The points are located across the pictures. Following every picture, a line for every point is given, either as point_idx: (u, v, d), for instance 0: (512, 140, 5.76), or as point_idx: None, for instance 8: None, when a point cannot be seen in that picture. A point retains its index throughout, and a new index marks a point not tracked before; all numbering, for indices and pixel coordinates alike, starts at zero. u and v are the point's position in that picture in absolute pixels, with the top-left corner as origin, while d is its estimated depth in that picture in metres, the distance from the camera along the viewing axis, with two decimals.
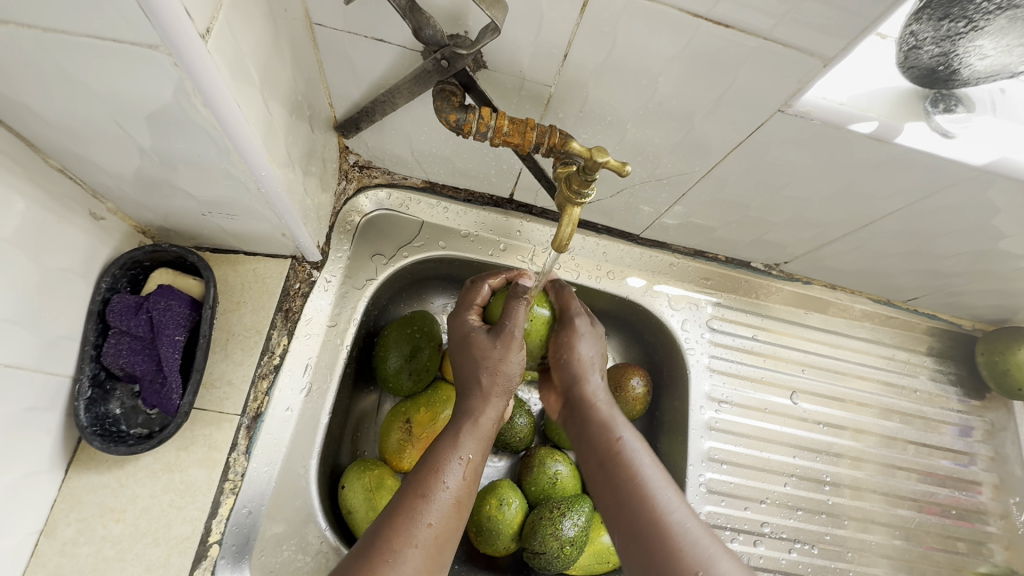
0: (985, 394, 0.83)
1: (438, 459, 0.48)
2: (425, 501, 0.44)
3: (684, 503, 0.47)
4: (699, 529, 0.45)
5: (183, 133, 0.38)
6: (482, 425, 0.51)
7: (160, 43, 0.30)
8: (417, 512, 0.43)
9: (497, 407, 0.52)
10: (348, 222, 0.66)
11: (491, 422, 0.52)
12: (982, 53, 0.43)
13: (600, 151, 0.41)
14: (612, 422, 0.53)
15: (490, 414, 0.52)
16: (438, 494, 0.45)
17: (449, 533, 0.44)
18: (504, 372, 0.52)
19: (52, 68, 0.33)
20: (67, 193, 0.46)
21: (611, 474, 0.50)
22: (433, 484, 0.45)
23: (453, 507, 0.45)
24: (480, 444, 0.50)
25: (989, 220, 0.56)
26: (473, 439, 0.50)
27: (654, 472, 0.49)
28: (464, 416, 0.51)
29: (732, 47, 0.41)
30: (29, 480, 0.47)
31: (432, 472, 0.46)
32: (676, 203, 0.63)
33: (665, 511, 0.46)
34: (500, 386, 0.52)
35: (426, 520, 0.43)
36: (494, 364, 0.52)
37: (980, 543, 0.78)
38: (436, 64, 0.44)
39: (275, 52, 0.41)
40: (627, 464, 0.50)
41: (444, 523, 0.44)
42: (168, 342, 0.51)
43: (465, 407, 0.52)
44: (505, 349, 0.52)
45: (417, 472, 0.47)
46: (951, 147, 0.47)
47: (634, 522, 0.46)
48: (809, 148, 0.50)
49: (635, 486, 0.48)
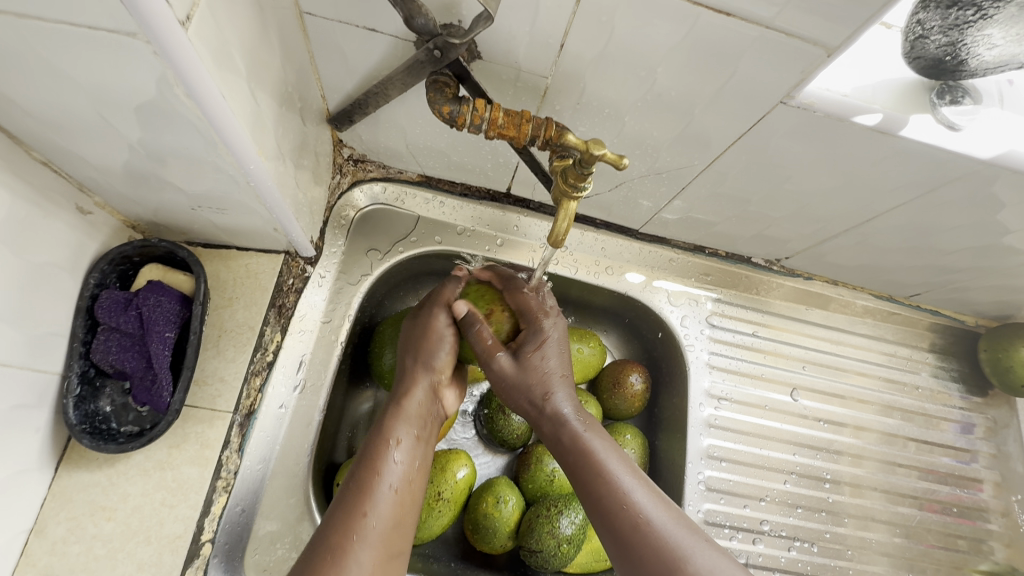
0: (987, 391, 0.82)
1: (373, 451, 0.45)
2: (365, 495, 0.42)
3: (660, 499, 0.44)
4: (676, 526, 0.42)
5: (167, 125, 0.37)
6: (408, 407, 0.49)
7: (138, 30, 0.29)
8: (356, 505, 0.42)
9: (425, 386, 0.51)
10: (343, 217, 0.65)
11: (422, 402, 0.50)
12: (991, 42, 0.42)
13: (598, 143, 0.41)
14: (577, 420, 0.49)
15: (419, 394, 0.51)
16: (377, 488, 0.43)
17: (395, 524, 0.42)
18: (432, 352, 0.52)
19: (30, 58, 0.32)
20: (53, 187, 0.45)
21: (578, 474, 0.46)
22: (372, 478, 0.43)
23: (395, 498, 0.43)
24: (414, 427, 0.48)
25: (994, 215, 0.55)
26: (403, 422, 0.48)
27: (619, 464, 0.46)
28: (395, 401, 0.50)
29: (733, 36, 0.40)
30: (17, 478, 0.46)
31: (369, 465, 0.44)
32: (676, 198, 0.62)
33: (636, 512, 0.42)
34: (427, 364, 0.52)
35: (365, 511, 0.41)
36: (422, 344, 0.52)
37: (980, 541, 0.77)
38: (428, 54, 0.43)
39: (263, 42, 0.40)
40: (594, 462, 0.46)
41: (389, 515, 0.42)
42: (158, 339, 0.50)
43: (397, 390, 0.51)
44: (426, 325, 0.53)
45: (355, 469, 0.45)
46: (957, 140, 0.46)
47: (606, 526, 0.43)
48: (811, 141, 0.49)
49: (603, 486, 0.44)
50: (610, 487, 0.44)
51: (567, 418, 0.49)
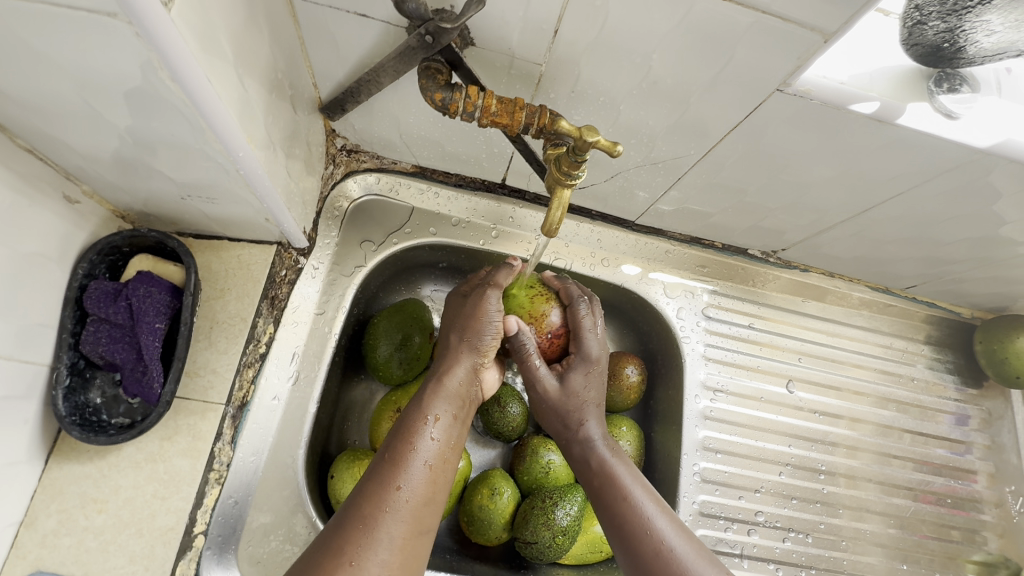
0: (982, 382, 0.82)
1: (411, 423, 0.45)
2: (398, 467, 0.42)
3: (680, 526, 0.47)
4: (694, 552, 0.45)
5: (154, 112, 0.37)
6: (450, 385, 0.49)
7: (119, 11, 0.29)
8: (388, 476, 0.41)
9: (465, 366, 0.51)
10: (337, 207, 0.64)
11: (462, 383, 0.50)
12: (990, 28, 0.41)
13: (590, 130, 0.40)
14: (607, 449, 0.53)
15: (460, 372, 0.50)
16: (411, 459, 0.43)
17: (426, 499, 0.42)
18: (476, 329, 0.52)
19: (15, 43, 0.32)
20: (39, 175, 0.44)
21: (603, 499, 0.50)
22: (406, 450, 0.43)
23: (428, 473, 0.43)
24: (453, 407, 0.48)
25: (991, 206, 0.55)
26: (443, 400, 0.48)
27: (644, 492, 0.49)
28: (435, 376, 0.50)
29: (729, 22, 0.40)
30: (6, 470, 0.45)
31: (404, 436, 0.44)
32: (672, 188, 0.61)
33: (656, 537, 0.45)
34: (473, 345, 0.52)
35: (398, 483, 0.41)
36: (470, 324, 0.52)
37: (974, 532, 0.77)
38: (420, 39, 0.42)
39: (250, 27, 0.39)
40: (619, 489, 0.50)
41: (420, 490, 0.42)
42: (148, 330, 0.50)
43: (439, 366, 0.51)
44: (476, 305, 0.52)
45: (390, 440, 0.44)
46: (954, 128, 0.46)
47: (629, 546, 0.46)
48: (808, 130, 0.48)
49: (626, 510, 0.48)
50: (633, 513, 0.48)
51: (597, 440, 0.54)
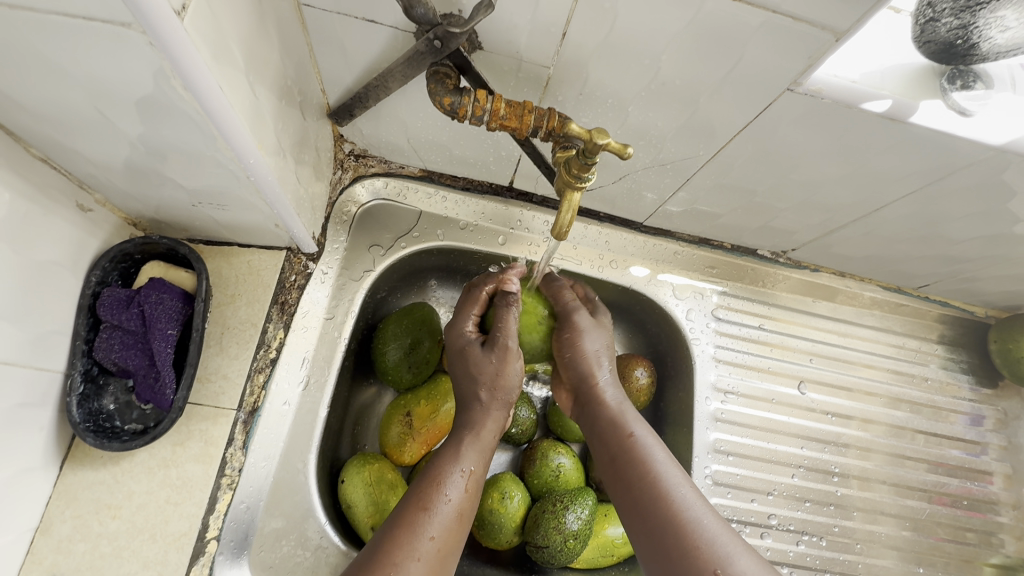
0: (998, 382, 0.81)
1: (441, 471, 0.47)
2: (430, 513, 0.44)
3: (704, 500, 0.45)
4: (717, 524, 0.43)
5: (167, 120, 0.37)
6: (484, 438, 0.51)
7: (132, 20, 0.29)
8: (420, 523, 0.43)
9: (496, 421, 0.52)
10: (344, 212, 0.64)
11: (493, 435, 0.52)
12: (1004, 24, 0.40)
13: (601, 133, 0.40)
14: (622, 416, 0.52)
15: (490, 425, 0.52)
16: (441, 505, 0.44)
17: (450, 545, 0.44)
18: (503, 384, 0.52)
19: (30, 53, 0.32)
20: (53, 184, 0.45)
21: (624, 467, 0.48)
22: (436, 496, 0.45)
23: (456, 520, 0.45)
24: (480, 455, 0.49)
25: (1005, 204, 0.54)
26: (474, 449, 0.49)
27: (664, 458, 0.48)
28: (466, 428, 0.51)
29: (739, 21, 0.39)
30: (22, 476, 0.46)
31: (435, 483, 0.46)
32: (681, 189, 0.61)
33: (680, 502, 0.44)
34: (501, 399, 0.52)
35: (430, 532, 0.43)
36: (490, 378, 0.52)
37: (991, 534, 0.76)
38: (429, 45, 0.42)
39: (261, 34, 0.40)
40: (641, 459, 0.48)
41: (446, 535, 0.44)
42: (160, 336, 0.50)
43: (467, 419, 0.52)
44: (501, 362, 0.52)
45: (419, 484, 0.46)
46: (967, 125, 0.45)
47: (650, 517, 0.44)
48: (818, 128, 0.48)
49: (648, 476, 0.46)
50: (656, 483, 0.46)
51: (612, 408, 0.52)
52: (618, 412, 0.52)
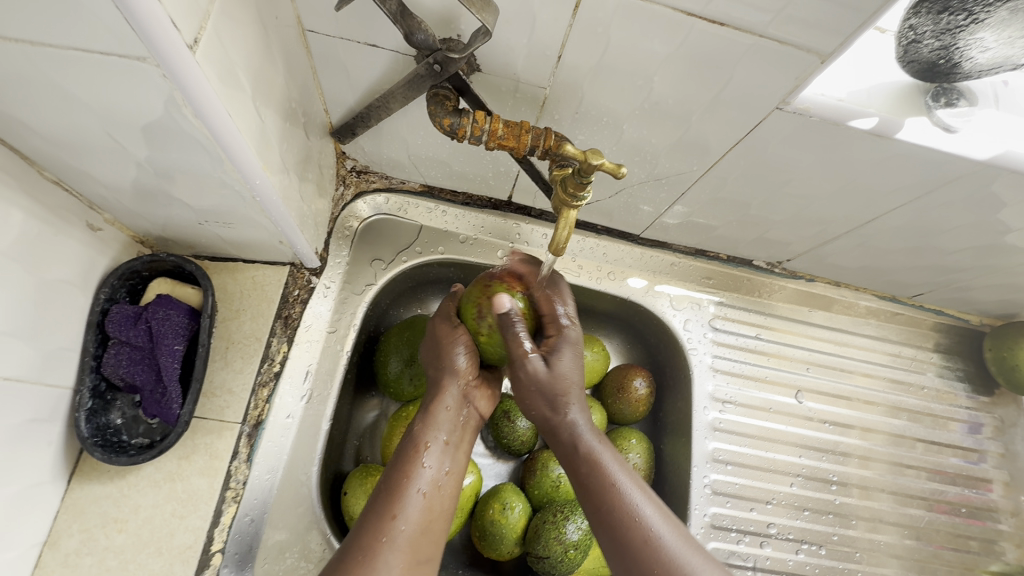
0: (994, 390, 0.81)
1: (406, 454, 0.47)
2: (394, 499, 0.44)
3: (668, 518, 0.45)
4: (683, 544, 0.44)
5: (176, 144, 0.38)
6: (440, 413, 0.51)
7: (148, 54, 0.30)
8: (385, 508, 0.44)
9: (454, 394, 0.52)
10: (347, 227, 0.66)
11: (453, 408, 0.51)
12: (984, 45, 0.42)
13: (595, 154, 0.41)
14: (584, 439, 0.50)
15: (449, 399, 0.51)
16: (407, 489, 0.45)
17: (421, 528, 0.44)
18: (448, 359, 0.52)
19: (45, 82, 0.33)
20: (64, 206, 0.46)
21: (588, 492, 0.47)
22: (403, 482, 0.45)
23: (422, 500, 0.45)
24: (446, 433, 0.50)
25: (994, 215, 0.55)
26: (435, 427, 0.49)
27: (629, 479, 0.47)
28: (424, 408, 0.52)
29: (728, 44, 0.41)
30: (31, 491, 0.47)
31: (400, 468, 0.46)
32: (676, 203, 0.62)
33: (646, 528, 0.44)
34: (449, 369, 0.52)
35: (394, 515, 0.43)
36: (439, 353, 0.53)
37: (991, 542, 0.77)
38: (429, 68, 0.44)
39: (266, 59, 0.41)
40: (606, 485, 0.47)
41: (416, 519, 0.44)
42: (168, 352, 0.51)
43: (427, 399, 0.52)
44: (439, 338, 0.54)
45: (389, 473, 0.47)
46: (952, 142, 0.47)
47: (618, 544, 0.44)
48: (808, 145, 0.49)
49: (613, 500, 0.46)
50: (621, 508, 0.45)
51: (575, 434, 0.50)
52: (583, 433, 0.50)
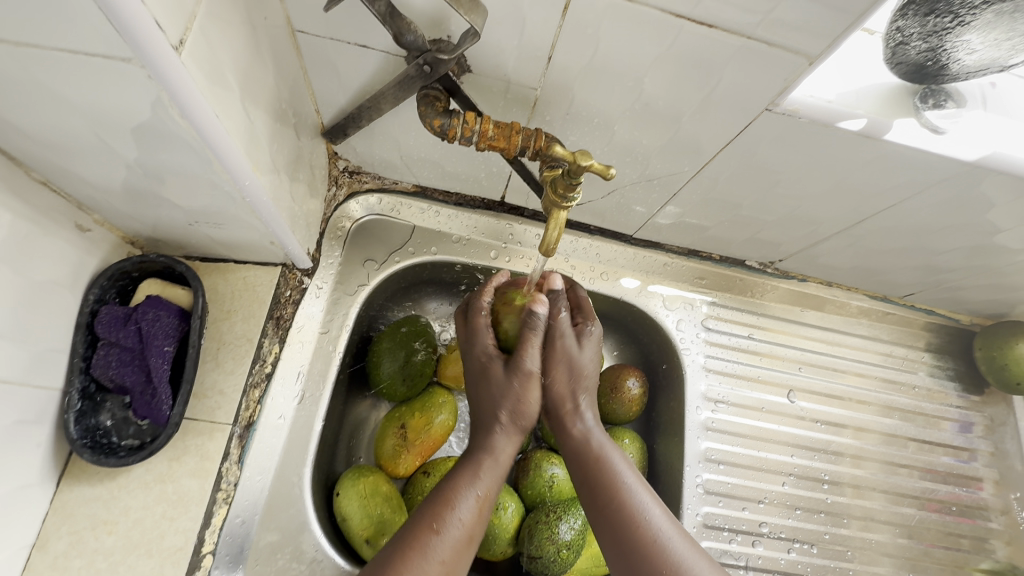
0: (984, 389, 0.82)
1: (452, 489, 0.46)
2: (434, 530, 0.43)
3: (671, 520, 0.46)
4: (685, 546, 0.45)
5: (164, 146, 0.38)
6: (500, 456, 0.49)
7: (132, 56, 0.30)
8: (426, 541, 0.42)
9: (514, 439, 0.50)
10: (339, 228, 0.65)
11: (510, 452, 0.50)
12: (970, 47, 0.42)
13: (584, 154, 0.41)
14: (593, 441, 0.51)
15: (509, 443, 0.50)
16: (450, 508, 0.44)
17: (459, 564, 0.43)
18: (491, 371, 0.51)
19: (31, 83, 0.33)
20: (53, 207, 0.46)
21: (595, 490, 0.48)
22: (445, 514, 0.44)
23: (465, 541, 0.44)
24: (497, 476, 0.48)
25: (983, 216, 0.56)
26: (490, 470, 0.48)
27: (635, 480, 0.48)
28: (484, 450, 0.49)
29: (717, 46, 0.41)
30: (19, 493, 0.46)
31: (445, 501, 0.45)
32: (668, 203, 0.62)
33: (648, 526, 0.45)
34: (521, 422, 0.51)
35: (435, 549, 0.42)
36: (483, 378, 0.52)
37: (982, 540, 0.77)
38: (419, 69, 0.43)
39: (255, 60, 0.41)
40: (610, 481, 0.48)
41: (454, 554, 0.43)
42: (157, 353, 0.51)
43: (477, 416, 0.52)
44: (485, 364, 0.52)
45: (429, 502, 0.45)
46: (940, 143, 0.47)
47: (620, 541, 0.45)
48: (798, 146, 0.50)
49: (615, 496, 0.47)
50: (625, 504, 0.46)
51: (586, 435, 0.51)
52: (592, 430, 0.51)
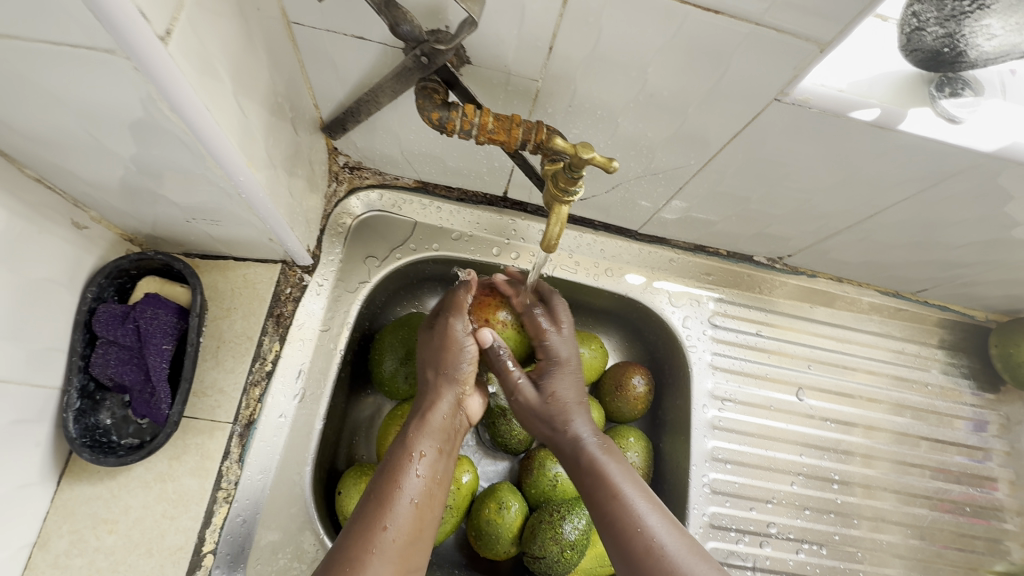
0: (1000, 387, 0.80)
1: (396, 463, 0.47)
2: (384, 508, 0.44)
3: (664, 516, 0.49)
4: (678, 540, 0.47)
5: (156, 141, 0.38)
6: (433, 420, 0.51)
7: (117, 47, 0.29)
8: (373, 518, 0.44)
9: (449, 400, 0.53)
10: (340, 224, 0.65)
11: (446, 416, 0.52)
12: (991, 32, 0.41)
13: (585, 147, 0.40)
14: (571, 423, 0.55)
15: (444, 407, 0.52)
16: (396, 500, 0.45)
17: (412, 537, 0.44)
18: (455, 368, 0.53)
19: (17, 79, 0.32)
20: (48, 204, 0.45)
21: (593, 490, 0.51)
22: (393, 492, 0.45)
23: (414, 511, 0.45)
24: (438, 440, 0.50)
25: (1001, 209, 0.54)
26: (429, 434, 0.50)
27: (629, 478, 0.51)
28: (418, 413, 0.52)
29: (724, 33, 0.39)
30: (19, 492, 0.46)
31: (390, 477, 0.46)
32: (674, 197, 0.61)
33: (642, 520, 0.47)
34: (451, 376, 0.53)
35: (384, 524, 0.43)
36: (444, 355, 0.53)
37: (996, 541, 0.75)
38: (416, 60, 0.42)
39: (247, 52, 0.40)
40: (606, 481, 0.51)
41: (405, 528, 0.44)
42: (156, 351, 0.51)
43: (421, 406, 0.52)
44: (444, 337, 0.54)
45: (377, 481, 0.47)
46: (957, 133, 0.45)
47: (618, 537, 0.48)
48: (808, 138, 0.48)
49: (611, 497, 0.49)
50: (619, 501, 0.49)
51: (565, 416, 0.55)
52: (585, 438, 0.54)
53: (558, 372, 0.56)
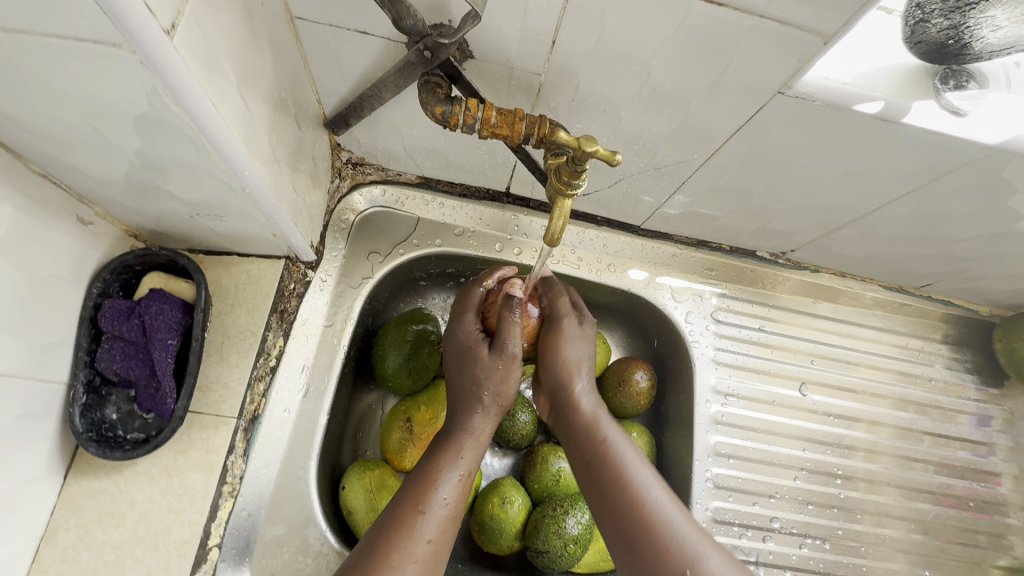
0: (1004, 382, 0.80)
1: (434, 470, 0.47)
2: (423, 515, 0.43)
3: (673, 500, 0.46)
4: (689, 526, 0.44)
5: (162, 136, 0.38)
6: (477, 436, 0.50)
7: (122, 40, 0.29)
8: (414, 526, 0.42)
9: (493, 423, 0.52)
10: (343, 220, 0.65)
11: (487, 431, 0.51)
12: (995, 23, 0.41)
13: (589, 141, 0.40)
14: (596, 421, 0.52)
15: (486, 424, 0.51)
16: (432, 507, 0.44)
17: (446, 544, 0.44)
18: (504, 391, 0.52)
19: (24, 74, 0.33)
20: (53, 199, 0.45)
21: (597, 476, 0.48)
22: (431, 498, 0.44)
23: (451, 521, 0.44)
24: (475, 453, 0.49)
25: (1005, 202, 0.53)
26: (469, 447, 0.49)
27: (637, 462, 0.48)
28: (460, 427, 0.50)
29: (727, 26, 0.39)
30: (27, 486, 0.47)
31: (428, 484, 0.45)
32: (677, 192, 0.61)
33: (651, 507, 0.45)
34: (503, 406, 0.52)
35: (425, 535, 0.42)
36: (485, 376, 0.51)
37: (1000, 536, 0.75)
38: (419, 55, 0.42)
39: (251, 47, 0.40)
40: (610, 464, 0.48)
41: (443, 537, 0.43)
42: (161, 346, 0.51)
43: (462, 420, 0.51)
44: (508, 370, 0.51)
45: (414, 486, 0.46)
46: (961, 125, 0.45)
47: (625, 528, 0.44)
48: (811, 132, 0.48)
49: (618, 485, 0.46)
50: (624, 485, 0.46)
51: (588, 414, 0.53)
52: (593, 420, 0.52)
53: (575, 368, 0.54)
